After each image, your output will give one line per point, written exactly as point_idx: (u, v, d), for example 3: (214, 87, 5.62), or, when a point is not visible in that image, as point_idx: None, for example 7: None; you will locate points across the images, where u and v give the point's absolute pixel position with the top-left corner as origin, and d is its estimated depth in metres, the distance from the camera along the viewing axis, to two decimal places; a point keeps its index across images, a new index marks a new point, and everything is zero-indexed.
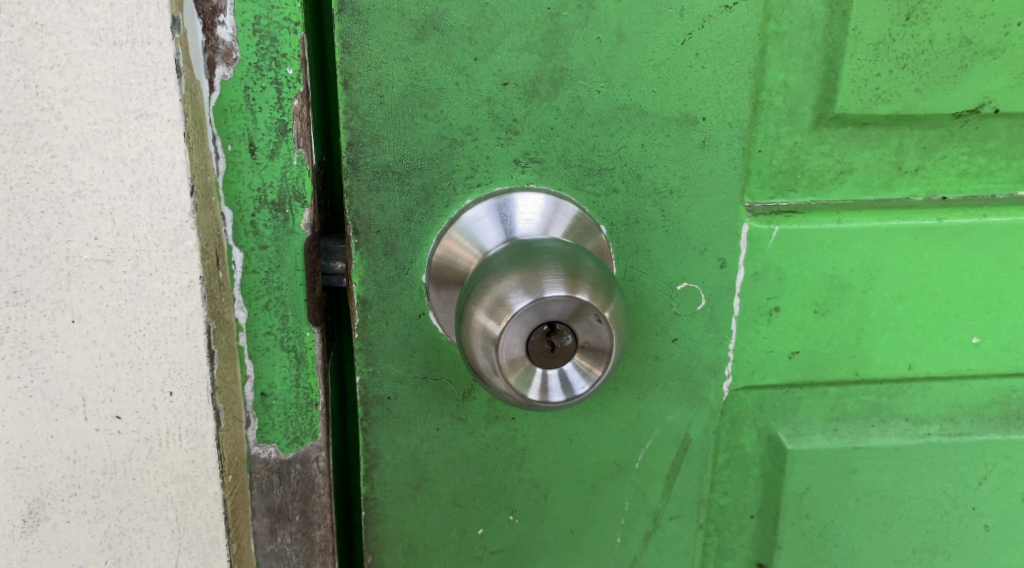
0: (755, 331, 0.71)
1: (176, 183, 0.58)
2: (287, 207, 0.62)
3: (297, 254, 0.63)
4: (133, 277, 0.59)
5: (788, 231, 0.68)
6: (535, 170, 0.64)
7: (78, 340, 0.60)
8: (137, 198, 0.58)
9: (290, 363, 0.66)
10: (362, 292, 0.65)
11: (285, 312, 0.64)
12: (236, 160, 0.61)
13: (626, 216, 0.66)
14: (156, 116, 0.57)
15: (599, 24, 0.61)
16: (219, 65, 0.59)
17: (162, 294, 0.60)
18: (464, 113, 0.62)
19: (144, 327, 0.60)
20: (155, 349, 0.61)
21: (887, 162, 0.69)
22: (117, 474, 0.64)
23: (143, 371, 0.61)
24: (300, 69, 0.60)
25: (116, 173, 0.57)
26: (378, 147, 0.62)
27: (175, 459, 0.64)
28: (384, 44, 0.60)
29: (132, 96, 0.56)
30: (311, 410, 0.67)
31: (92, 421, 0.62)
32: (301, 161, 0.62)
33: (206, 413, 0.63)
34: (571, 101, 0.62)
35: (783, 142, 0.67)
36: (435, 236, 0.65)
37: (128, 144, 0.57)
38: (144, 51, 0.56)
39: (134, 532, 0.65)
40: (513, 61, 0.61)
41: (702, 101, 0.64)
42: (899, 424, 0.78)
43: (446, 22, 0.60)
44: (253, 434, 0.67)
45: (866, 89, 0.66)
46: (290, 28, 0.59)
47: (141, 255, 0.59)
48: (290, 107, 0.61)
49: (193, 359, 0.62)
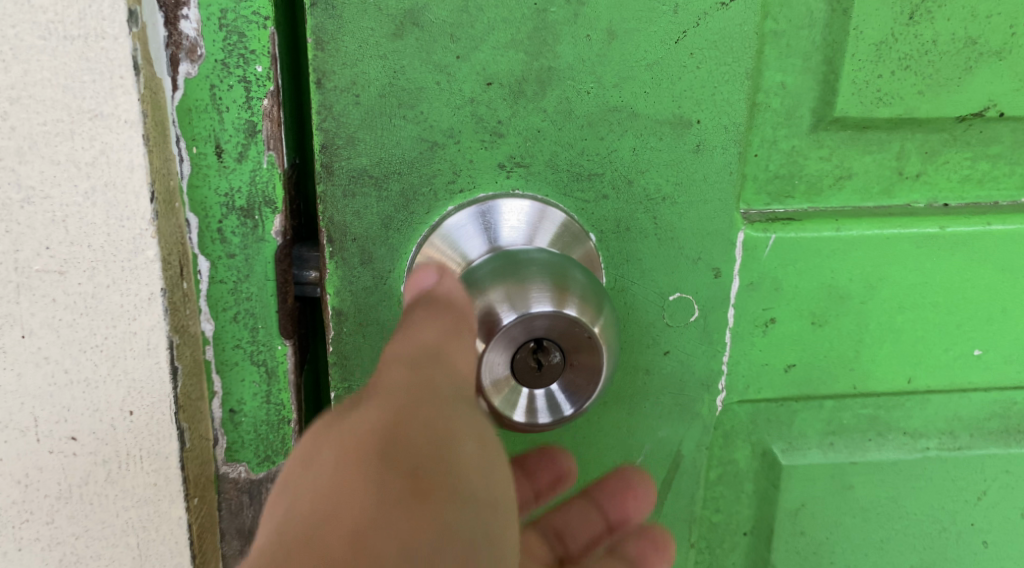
0: (750, 343, 0.67)
1: (135, 189, 0.55)
2: (256, 214, 0.59)
3: (268, 264, 0.60)
4: (88, 288, 0.56)
5: (785, 239, 0.65)
6: (522, 175, 0.60)
7: (30, 356, 0.57)
8: (93, 205, 0.55)
9: (260, 379, 0.63)
10: (337, 304, 0.62)
11: (254, 324, 0.62)
12: (202, 164, 0.58)
13: (617, 224, 0.62)
14: (111, 116, 0.53)
15: (589, 21, 0.57)
16: (182, 62, 0.56)
17: (120, 308, 0.57)
18: (446, 115, 0.58)
19: (101, 342, 0.57)
20: (113, 366, 0.58)
21: (887, 168, 0.66)
22: (72, 499, 0.60)
23: (101, 389, 0.58)
24: (270, 67, 0.57)
25: (69, 178, 0.54)
26: (354, 150, 0.59)
27: (136, 482, 0.61)
28: (359, 40, 0.56)
29: (85, 95, 0.53)
30: (283, 428, 0.64)
31: (44, 442, 0.58)
32: (271, 165, 0.59)
33: (169, 433, 0.60)
34: (558, 102, 0.59)
35: (781, 145, 0.65)
36: (415, 244, 0.61)
37: (81, 146, 0.54)
38: (99, 46, 0.52)
39: (92, 559, 0.62)
40: (497, 59, 0.57)
41: (696, 103, 0.60)
42: (897, 438, 0.76)
43: (425, 18, 0.56)
44: (221, 452, 0.65)
45: (868, 91, 0.63)
46: (260, 23, 0.56)
47: (98, 265, 0.56)
48: (259, 106, 0.57)
49: (155, 377, 0.58)
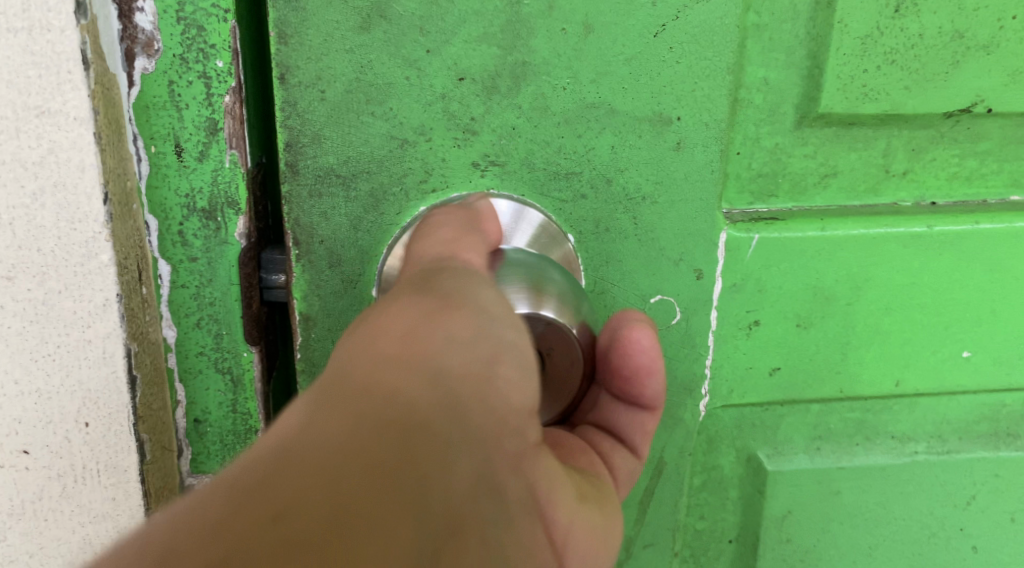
0: (735, 346, 0.66)
1: (87, 190, 0.52)
2: (218, 216, 0.58)
3: (231, 268, 0.59)
4: (39, 294, 0.54)
5: (769, 239, 0.63)
6: (496, 174, 0.58)
7: None
8: (41, 208, 0.52)
9: (226, 388, 0.62)
10: (304, 308, 0.60)
11: (218, 330, 0.60)
12: (161, 164, 0.56)
13: (596, 224, 0.60)
14: (60, 113, 0.50)
15: (565, 13, 0.55)
16: (138, 57, 0.54)
17: (73, 315, 0.54)
18: (416, 111, 0.56)
19: (53, 351, 0.55)
20: (67, 376, 0.55)
21: (873, 165, 0.65)
22: (26, 515, 0.59)
23: (54, 401, 0.56)
24: (231, 62, 0.55)
25: (16, 179, 0.51)
26: (319, 147, 0.56)
27: (93, 497, 0.58)
28: (324, 33, 0.54)
29: (31, 92, 0.50)
30: (250, 436, 0.63)
31: None
32: (234, 165, 0.57)
33: (128, 446, 0.58)
34: (534, 98, 0.57)
35: (764, 144, 0.63)
36: (385, 245, 0.59)
37: (28, 145, 0.51)
38: (44, 39, 0.49)
39: None
40: (470, 53, 0.55)
41: (677, 99, 0.58)
42: (885, 442, 0.74)
43: (393, 11, 0.54)
44: (186, 464, 0.63)
45: (853, 87, 0.62)
46: (220, 17, 0.54)
47: (48, 271, 0.53)
48: (220, 104, 0.55)
49: (112, 388, 0.56)
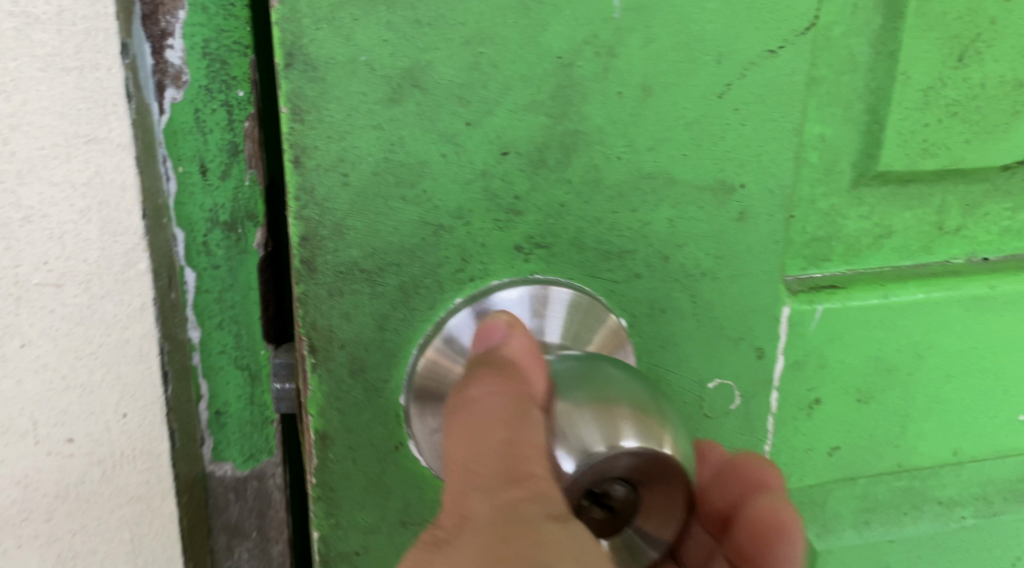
0: (794, 429, 0.60)
1: (128, 206, 0.54)
2: (239, 227, 0.58)
3: (252, 275, 0.59)
4: (84, 299, 0.54)
5: (833, 309, 0.58)
6: (542, 256, 0.51)
7: (28, 365, 0.53)
8: (88, 222, 0.53)
9: (244, 383, 0.62)
10: (320, 424, 0.51)
11: (239, 329, 0.60)
12: (187, 182, 0.56)
13: (651, 304, 0.54)
14: (105, 141, 0.52)
15: (621, 75, 0.48)
16: (168, 88, 0.55)
17: (115, 317, 0.55)
18: (453, 191, 0.48)
19: (96, 350, 0.55)
20: (109, 372, 0.56)
21: (927, 222, 0.60)
22: (70, 497, 0.57)
23: (97, 394, 0.56)
24: (251, 91, 0.56)
25: (66, 198, 0.52)
26: (341, 240, 0.48)
27: (131, 480, 0.59)
28: (348, 107, 0.45)
29: (80, 122, 0.51)
30: (267, 426, 0.63)
31: (42, 445, 0.55)
32: (254, 182, 0.57)
33: (161, 435, 0.59)
34: (586, 169, 0.50)
35: (819, 204, 0.58)
36: (415, 345, 0.51)
37: (78, 168, 0.51)
38: (93, 78, 0.51)
39: (85, 558, 0.59)
40: (516, 124, 0.48)
41: (739, 165, 0.52)
42: (932, 508, 0.70)
43: (429, 79, 0.46)
44: (207, 451, 0.63)
45: (914, 142, 0.57)
46: (240, 50, 0.55)
47: (93, 277, 0.54)
48: (241, 128, 0.56)
49: (148, 381, 0.58)
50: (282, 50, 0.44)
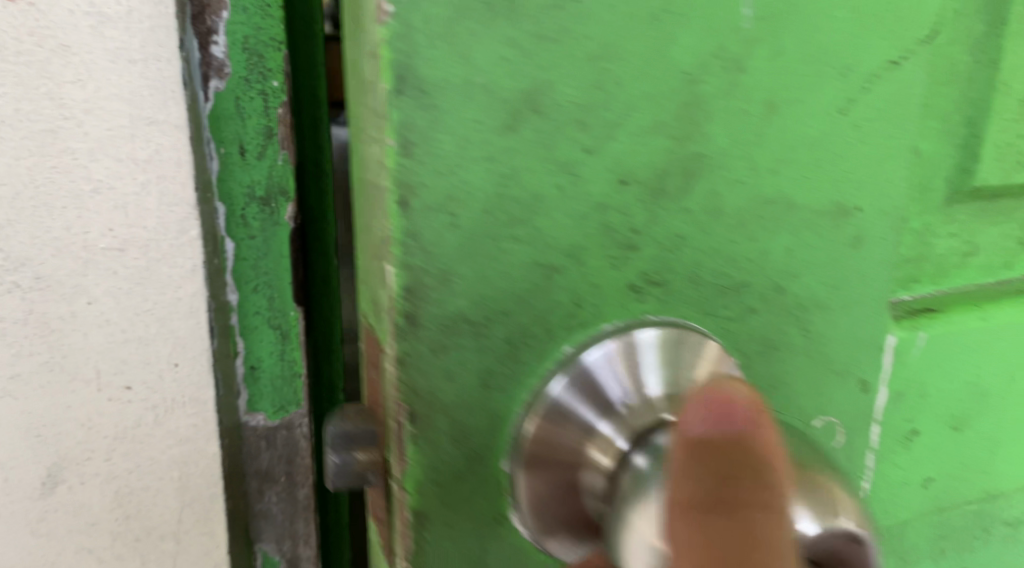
0: (893, 461, 0.56)
1: (183, 179, 0.58)
2: (273, 202, 0.61)
3: (284, 245, 0.62)
4: (142, 263, 0.59)
5: (936, 334, 0.55)
6: (656, 295, 0.45)
7: (94, 321, 0.59)
8: (149, 195, 0.58)
9: (275, 342, 0.63)
10: (416, 502, 0.44)
11: (271, 292, 0.62)
12: (229, 161, 0.59)
13: (762, 343, 0.49)
14: (166, 123, 0.57)
15: (744, 90, 0.43)
16: (212, 79, 0.57)
17: (169, 278, 0.60)
18: (567, 228, 0.42)
19: (151, 307, 0.60)
20: (162, 326, 0.61)
21: (1012, 238, 0.57)
22: (127, 440, 0.62)
23: (152, 345, 0.61)
24: (283, 82, 0.59)
25: (129, 173, 0.57)
26: (447, 290, 0.41)
27: (180, 425, 0.63)
28: (459, 136, 0.39)
29: (144, 105, 0.56)
30: (295, 381, 0.65)
31: (103, 393, 0.61)
32: (285, 161, 0.60)
33: (207, 383, 0.63)
34: (706, 197, 0.44)
35: (916, 223, 0.54)
36: (519, 407, 0.44)
37: (139, 147, 0.57)
38: (155, 69, 0.56)
39: (142, 491, 0.64)
40: (636, 149, 0.42)
41: (855, 186, 0.48)
42: (1004, 532, 0.64)
43: (548, 101, 0.40)
44: (241, 402, 0.64)
45: (1010, 152, 0.54)
46: (275, 48, 0.58)
47: (152, 243, 0.59)
48: (275, 114, 0.59)
49: (195, 335, 0.61)
50: (391, 74, 0.38)
